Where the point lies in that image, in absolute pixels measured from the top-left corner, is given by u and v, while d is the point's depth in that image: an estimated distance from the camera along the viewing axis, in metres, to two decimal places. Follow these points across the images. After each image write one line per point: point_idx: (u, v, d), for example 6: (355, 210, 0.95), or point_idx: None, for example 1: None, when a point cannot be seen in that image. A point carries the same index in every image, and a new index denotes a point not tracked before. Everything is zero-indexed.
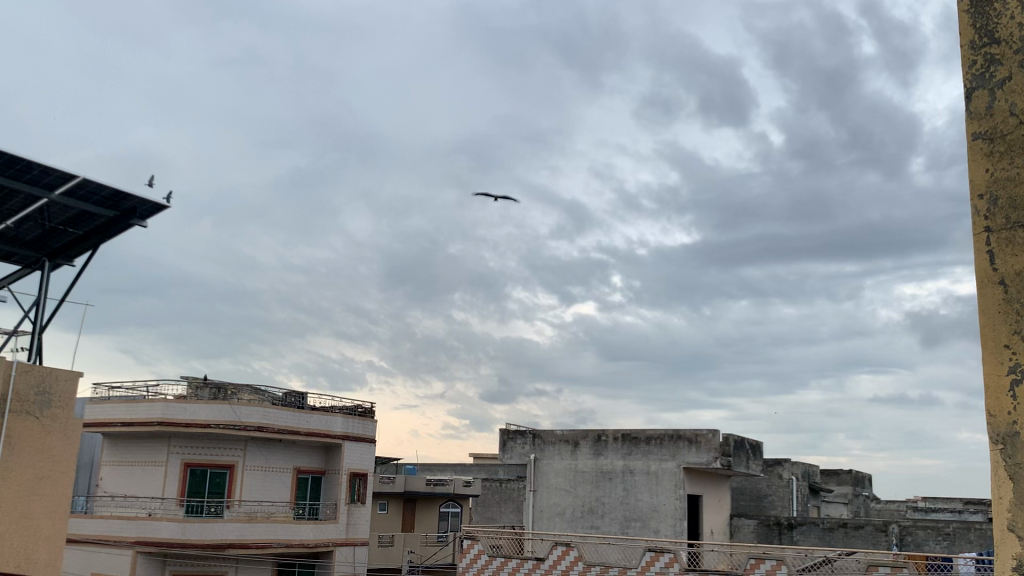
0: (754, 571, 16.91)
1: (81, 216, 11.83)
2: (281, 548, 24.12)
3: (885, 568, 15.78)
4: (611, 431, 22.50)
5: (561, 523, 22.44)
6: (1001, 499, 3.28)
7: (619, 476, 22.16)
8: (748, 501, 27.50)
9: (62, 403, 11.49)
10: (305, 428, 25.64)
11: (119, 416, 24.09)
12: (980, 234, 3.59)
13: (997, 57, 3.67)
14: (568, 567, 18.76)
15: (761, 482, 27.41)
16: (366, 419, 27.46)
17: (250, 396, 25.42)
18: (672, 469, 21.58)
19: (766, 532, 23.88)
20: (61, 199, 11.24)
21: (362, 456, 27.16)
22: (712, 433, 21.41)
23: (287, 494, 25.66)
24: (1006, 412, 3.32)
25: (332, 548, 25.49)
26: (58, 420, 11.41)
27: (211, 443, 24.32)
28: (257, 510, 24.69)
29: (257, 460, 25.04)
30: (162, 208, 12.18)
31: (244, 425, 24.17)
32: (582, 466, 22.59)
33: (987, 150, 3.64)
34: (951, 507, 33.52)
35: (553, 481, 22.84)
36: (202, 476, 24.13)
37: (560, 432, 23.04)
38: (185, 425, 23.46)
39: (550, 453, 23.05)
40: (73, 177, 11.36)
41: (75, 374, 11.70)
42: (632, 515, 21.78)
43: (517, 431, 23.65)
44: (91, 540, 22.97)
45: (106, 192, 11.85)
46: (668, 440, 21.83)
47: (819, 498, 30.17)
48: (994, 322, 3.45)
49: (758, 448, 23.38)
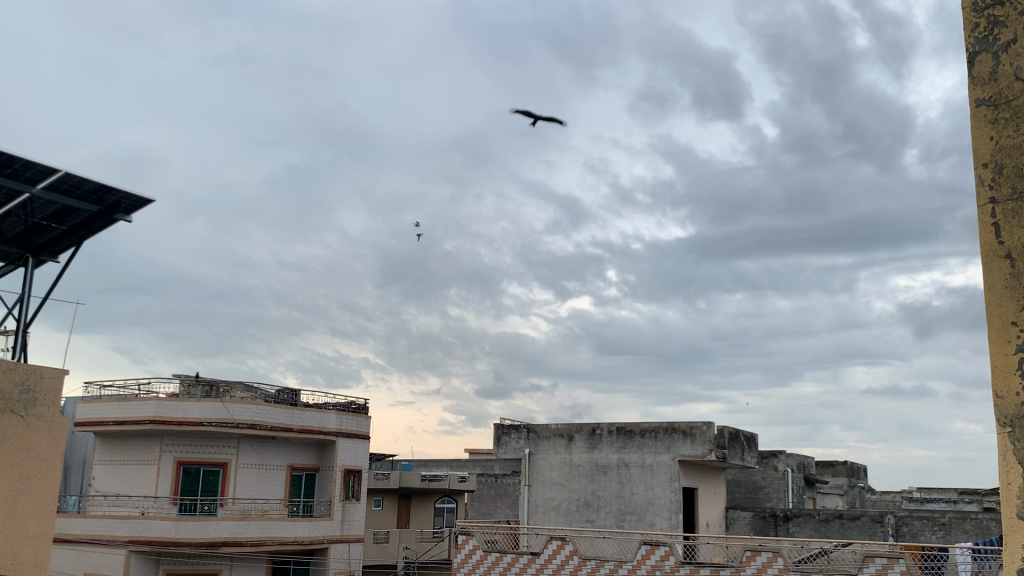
0: (751, 564, 16.86)
1: (64, 211, 11.65)
2: (275, 545, 23.95)
3: (880, 559, 15.76)
4: (605, 424, 22.39)
5: (556, 517, 22.37)
6: (1010, 487, 3.15)
7: (613, 470, 22.08)
8: (744, 494, 27.50)
9: (47, 402, 11.29)
10: (298, 425, 25.47)
11: (109, 415, 23.91)
12: (985, 206, 3.46)
13: (1002, 19, 3.55)
14: (563, 562, 18.71)
15: (755, 475, 27.38)
16: (360, 416, 27.33)
17: (243, 393, 25.24)
18: (667, 462, 21.48)
19: (761, 524, 23.76)
20: (44, 193, 11.05)
21: (356, 452, 26.99)
22: (707, 425, 21.33)
23: (281, 491, 25.54)
24: (1015, 392, 3.19)
25: (327, 545, 25.31)
26: (44, 418, 11.23)
27: (203, 441, 24.17)
28: (251, 508, 24.54)
29: (250, 457, 24.89)
30: (147, 203, 11.99)
31: (237, 423, 24.01)
32: (578, 460, 22.49)
33: (991, 116, 3.51)
34: (946, 498, 33.52)
35: (548, 475, 22.76)
36: (195, 475, 24.00)
37: (554, 426, 22.94)
38: (177, 423, 23.30)
39: (544, 447, 22.98)
40: (55, 172, 11.14)
41: (61, 372, 11.48)
42: (627, 508, 21.68)
43: (511, 426, 23.53)
44: (83, 540, 22.80)
45: (90, 187, 11.63)
46: (662, 433, 21.74)
47: (815, 490, 30.14)
48: (1001, 299, 3.32)
49: (753, 440, 23.33)
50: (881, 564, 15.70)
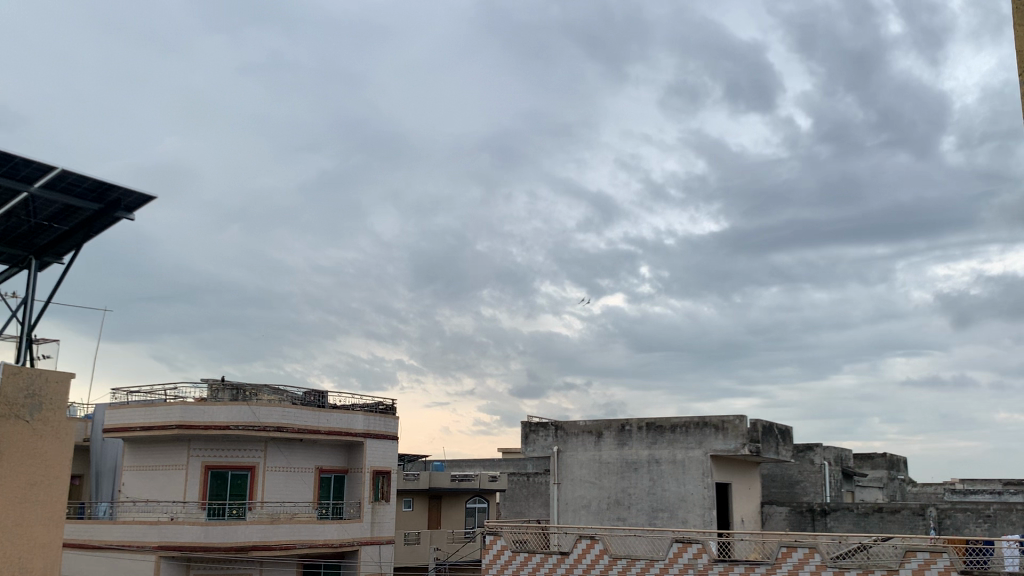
0: (786, 561, 16.22)
1: (66, 210, 11.43)
2: (305, 548, 23.70)
3: (922, 554, 15.05)
4: (635, 420, 21.85)
5: (587, 515, 21.89)
6: None
7: (644, 466, 21.50)
8: (780, 489, 26.74)
9: (53, 406, 11.07)
10: (325, 427, 25.20)
11: (137, 421, 23.88)
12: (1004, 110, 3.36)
13: None
14: (593, 561, 18.21)
15: (791, 468, 26.61)
16: (388, 417, 27.03)
17: (271, 395, 24.96)
18: (700, 457, 20.84)
19: (798, 519, 23.02)
20: (43, 192, 10.91)
21: (384, 453, 26.69)
22: (740, 418, 20.64)
23: (310, 494, 25.35)
24: None
25: (357, 548, 25.02)
26: (50, 423, 11.01)
27: (230, 446, 24.04)
28: (280, 511, 24.39)
29: (278, 460, 24.72)
30: (148, 199, 11.79)
31: (264, 426, 23.80)
32: (607, 456, 21.97)
33: None
34: (989, 489, 32.46)
35: (577, 472, 22.26)
36: (223, 479, 23.87)
37: (583, 423, 22.48)
38: (203, 428, 23.20)
39: (573, 444, 22.50)
40: (53, 169, 10.97)
41: (66, 376, 11.22)
42: (659, 505, 21.13)
43: (539, 423, 23.07)
44: (113, 546, 22.77)
45: (89, 183, 11.45)
46: (693, 428, 21.09)
47: (853, 483, 29.28)
48: None
49: (788, 433, 22.60)
50: (923, 558, 15.00)
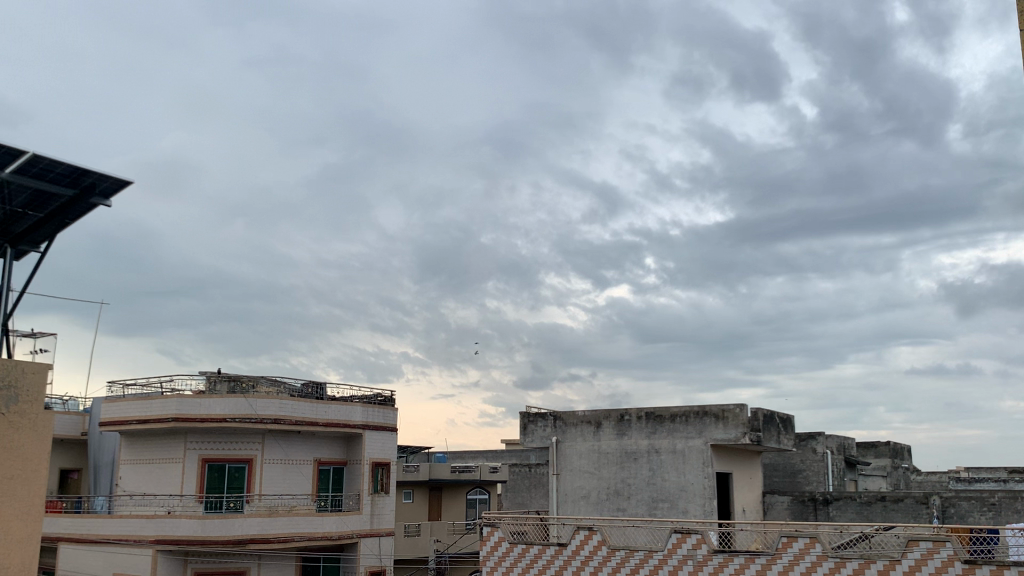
0: (787, 551, 15.90)
1: (39, 196, 11.09)
2: (304, 541, 23.44)
3: (926, 543, 14.75)
4: (634, 410, 21.57)
5: (587, 506, 21.64)
6: None
7: (644, 456, 21.20)
8: (782, 478, 26.44)
9: (29, 398, 10.76)
10: (324, 418, 24.93)
11: (134, 414, 23.65)
12: None
13: None
14: (592, 553, 17.94)
15: (793, 458, 26.29)
16: (387, 408, 26.74)
17: (269, 388, 24.67)
18: (700, 446, 20.54)
19: (800, 509, 22.73)
20: (13, 177, 10.62)
21: (384, 445, 26.45)
22: (740, 407, 20.31)
23: (308, 486, 25.10)
24: None
25: (356, 540, 24.76)
26: (26, 415, 10.72)
27: (227, 438, 23.81)
28: (278, 504, 24.16)
29: (275, 453, 24.47)
30: (122, 184, 11.54)
31: (261, 418, 23.50)
32: (607, 447, 21.68)
33: None
34: (995, 477, 32.11)
35: (576, 463, 22.00)
36: (220, 472, 23.65)
37: (582, 413, 22.15)
38: (200, 421, 22.96)
39: (572, 435, 22.21)
40: (23, 154, 10.66)
41: (44, 366, 10.93)
42: (660, 495, 20.83)
43: (537, 414, 22.79)
44: (109, 540, 22.53)
45: (64, 169, 11.16)
46: (693, 417, 20.78)
47: (856, 472, 28.97)
48: None
49: (789, 422, 22.29)
50: (926, 548, 14.72)
